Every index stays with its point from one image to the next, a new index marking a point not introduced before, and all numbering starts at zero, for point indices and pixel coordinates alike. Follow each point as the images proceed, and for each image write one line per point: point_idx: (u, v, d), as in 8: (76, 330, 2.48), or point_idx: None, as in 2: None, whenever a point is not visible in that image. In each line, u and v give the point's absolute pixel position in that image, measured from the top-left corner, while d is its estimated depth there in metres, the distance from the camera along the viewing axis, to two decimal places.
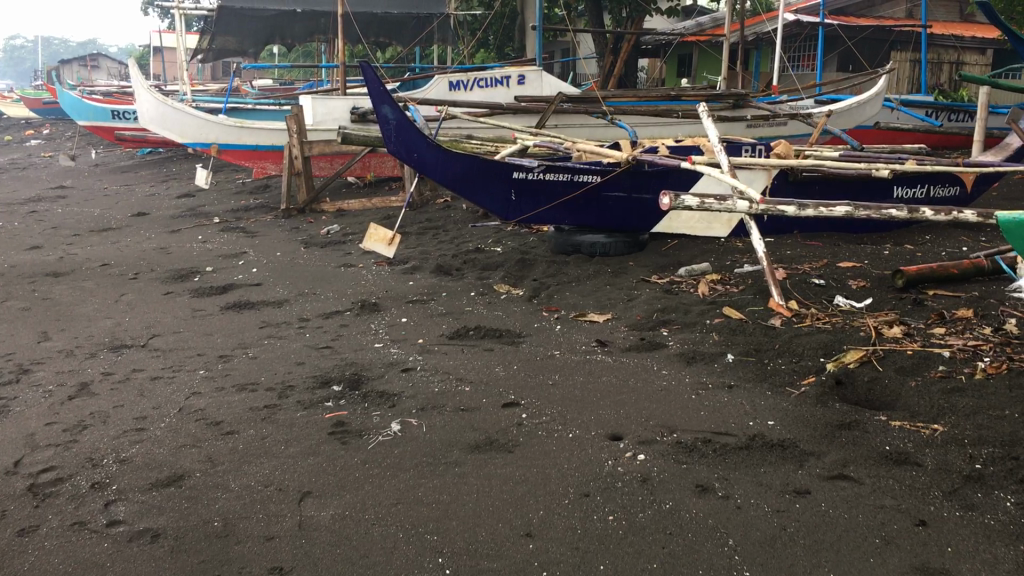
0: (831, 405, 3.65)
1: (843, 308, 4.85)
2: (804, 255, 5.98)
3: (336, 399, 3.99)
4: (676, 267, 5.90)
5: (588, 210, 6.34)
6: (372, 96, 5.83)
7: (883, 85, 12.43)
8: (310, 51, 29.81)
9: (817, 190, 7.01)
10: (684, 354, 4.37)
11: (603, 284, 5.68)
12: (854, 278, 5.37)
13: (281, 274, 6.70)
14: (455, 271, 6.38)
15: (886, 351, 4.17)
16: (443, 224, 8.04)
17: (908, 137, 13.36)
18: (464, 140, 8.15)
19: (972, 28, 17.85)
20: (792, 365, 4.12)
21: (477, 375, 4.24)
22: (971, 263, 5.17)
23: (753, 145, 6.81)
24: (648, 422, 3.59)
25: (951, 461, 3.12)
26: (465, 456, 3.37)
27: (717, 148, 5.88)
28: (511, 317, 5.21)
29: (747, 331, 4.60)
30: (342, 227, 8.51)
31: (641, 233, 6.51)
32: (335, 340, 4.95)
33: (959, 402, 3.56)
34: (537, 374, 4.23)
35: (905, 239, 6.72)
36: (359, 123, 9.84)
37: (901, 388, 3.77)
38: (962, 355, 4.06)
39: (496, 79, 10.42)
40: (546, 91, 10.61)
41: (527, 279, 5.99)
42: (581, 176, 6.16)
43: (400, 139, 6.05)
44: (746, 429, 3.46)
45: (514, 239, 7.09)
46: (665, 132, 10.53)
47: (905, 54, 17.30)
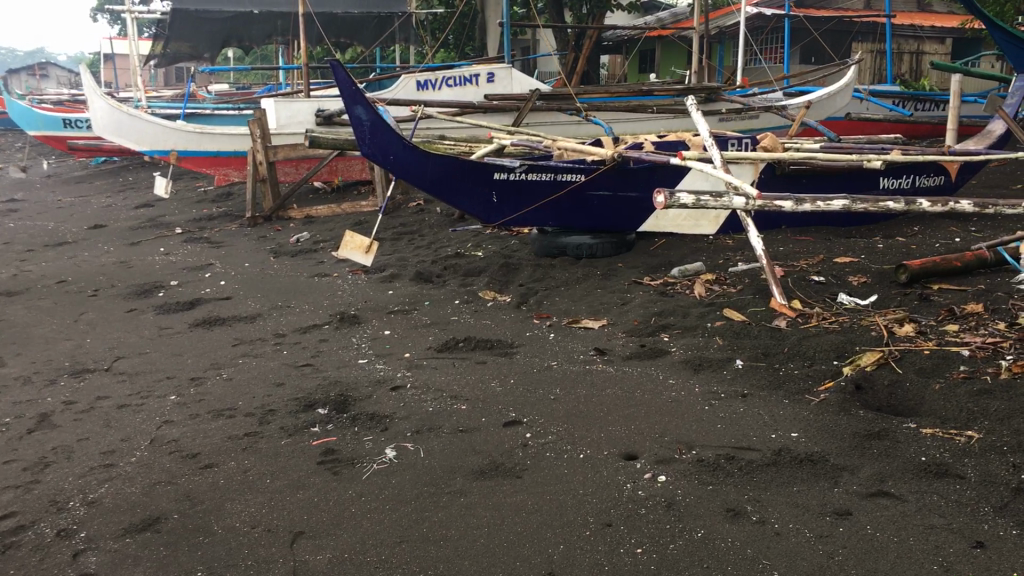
0: (855, 413, 3.43)
1: (849, 306, 4.64)
2: (798, 252, 5.78)
3: (322, 424, 3.70)
4: (667, 268, 5.67)
5: (572, 210, 6.11)
6: (344, 96, 5.51)
7: (853, 75, 12.33)
8: (266, 54, 29.31)
9: (803, 183, 6.83)
10: (690, 361, 4.13)
11: (594, 288, 5.44)
12: (854, 274, 5.17)
13: (252, 287, 6.37)
14: (435, 278, 6.10)
15: (902, 352, 3.96)
16: (417, 229, 7.75)
17: (877, 127, 13.30)
18: (437, 141, 7.87)
19: (931, 17, 17.88)
20: (805, 369, 3.90)
21: (472, 392, 3.96)
22: (974, 255, 4.99)
23: (739, 139, 6.60)
24: (664, 438, 3.35)
25: (994, 471, 2.89)
26: (470, 484, 3.10)
27: (708, 143, 5.66)
28: (500, 326, 4.95)
29: (752, 334, 4.38)
30: (312, 234, 8.18)
31: (628, 233, 6.29)
32: (315, 357, 4.65)
33: (990, 405, 3.35)
34: (538, 388, 3.98)
35: (895, 230, 6.55)
36: (325, 126, 9.54)
37: (924, 392, 3.56)
38: (983, 353, 3.85)
39: (466, 77, 10.12)
40: (516, 89, 10.35)
41: (513, 284, 5.73)
42: (564, 176, 5.92)
43: (375, 140, 5.72)
44: (769, 443, 3.23)
45: (494, 242, 6.83)
46: (639, 128, 10.32)
47: (867, 45, 17.28)
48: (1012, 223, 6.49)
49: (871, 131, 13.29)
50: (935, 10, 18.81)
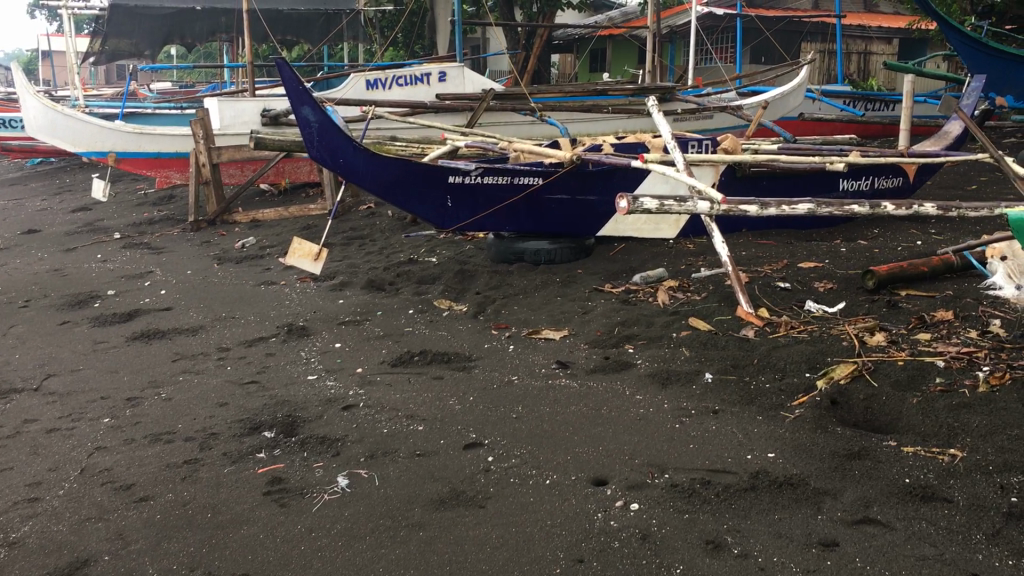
0: (832, 430, 3.28)
1: (817, 314, 4.51)
2: (760, 256, 5.66)
3: (269, 449, 3.45)
4: (629, 275, 5.50)
5: (530, 215, 5.92)
6: (290, 97, 5.24)
7: (805, 76, 12.33)
8: (210, 52, 28.75)
9: (763, 186, 6.73)
10: (657, 375, 3.95)
11: (554, 296, 5.25)
12: (819, 280, 5.05)
13: (194, 296, 6.06)
14: (388, 285, 5.86)
15: (875, 363, 3.83)
16: (368, 234, 7.50)
17: (828, 127, 13.34)
18: (389, 142, 7.63)
19: (878, 18, 18.03)
20: (777, 383, 3.75)
21: (430, 411, 3.74)
22: (940, 260, 4.90)
23: (699, 140, 6.44)
24: (634, 460, 3.16)
25: (982, 493, 2.75)
26: (429, 516, 2.88)
27: (669, 145, 5.51)
28: (458, 337, 4.73)
29: (720, 344, 4.22)
30: (258, 239, 7.88)
31: (587, 237, 6.13)
32: (261, 374, 4.38)
33: (971, 421, 3.22)
34: (499, 406, 3.77)
35: (856, 233, 6.48)
36: (271, 126, 9.22)
37: (901, 406, 3.42)
38: (958, 364, 3.73)
39: (417, 76, 9.88)
40: (468, 88, 10.14)
41: (469, 292, 5.51)
42: (521, 178, 5.72)
43: (323, 143, 5.45)
44: (745, 465, 3.06)
45: (449, 247, 6.62)
46: (595, 129, 10.19)
47: (816, 46, 17.37)
48: (970, 225, 6.45)
49: (823, 131, 13.28)
50: (880, 10, 18.97)
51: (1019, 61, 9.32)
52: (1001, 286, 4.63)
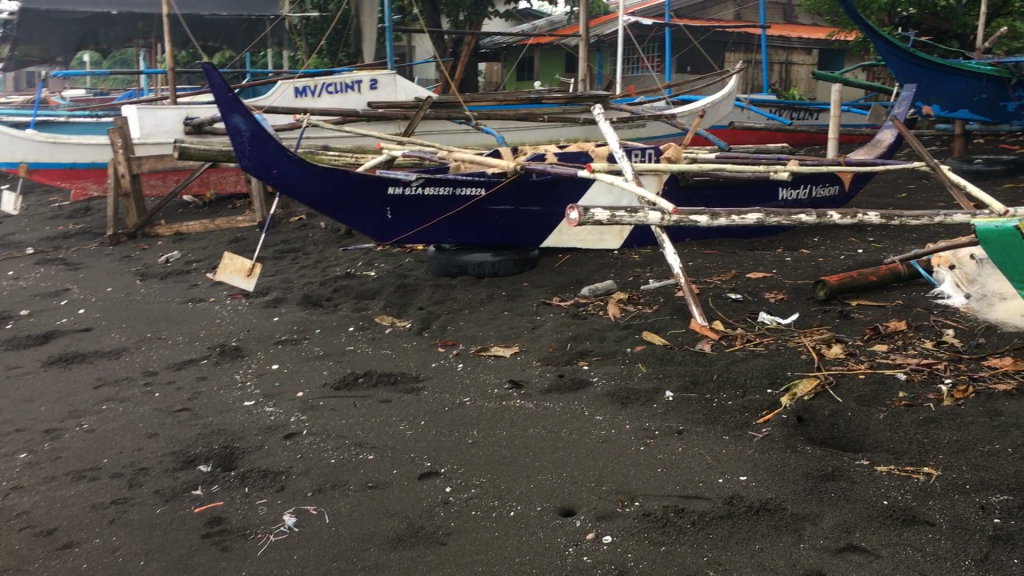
0: (802, 449, 3.17)
1: (771, 326, 4.43)
2: (707, 266, 5.58)
3: (207, 484, 3.19)
4: (575, 287, 5.37)
5: (472, 227, 5.75)
6: (220, 104, 4.95)
7: (734, 85, 12.42)
8: (126, 58, 27.82)
9: (704, 195, 6.68)
10: (615, 394, 3.81)
11: (500, 310, 5.08)
12: (769, 291, 4.99)
13: (117, 315, 5.71)
14: (325, 302, 5.61)
15: (836, 376, 3.75)
16: (300, 247, 7.22)
17: (756, 135, 13.47)
18: (321, 151, 7.37)
19: (798, 29, 18.36)
20: (740, 400, 3.63)
21: (380, 438, 3.51)
22: (888, 269, 4.87)
23: (642, 149, 6.36)
24: (602, 488, 3.00)
25: (964, 515, 2.66)
26: (387, 556, 2.67)
27: (617, 154, 5.39)
28: (402, 356, 4.53)
29: (677, 360, 4.11)
30: (183, 254, 7.53)
31: (530, 249, 5.99)
32: (193, 401, 4.10)
33: (942, 437, 3.14)
34: (453, 430, 3.57)
35: (796, 242, 6.47)
36: (194, 135, 8.91)
37: (868, 422, 3.34)
38: (919, 376, 3.66)
39: (347, 84, 9.62)
40: (400, 96, 9.91)
41: (411, 308, 5.31)
42: (463, 190, 5.54)
43: (255, 153, 5.17)
44: (718, 490, 2.92)
45: (387, 260, 6.40)
46: (528, 138, 10.07)
47: (740, 56, 17.60)
48: (907, 233, 6.49)
49: (750, 140, 13.47)
50: (800, 22, 19.34)
51: (947, 73, 9.26)
52: (950, 295, 4.62)
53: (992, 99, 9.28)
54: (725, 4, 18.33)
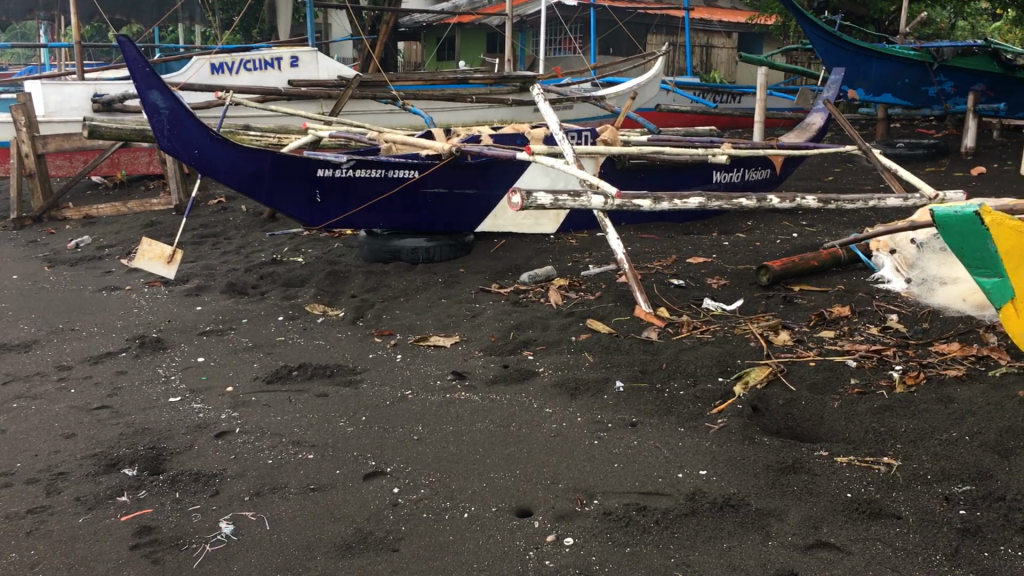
0: (760, 441, 3.08)
1: (716, 312, 4.37)
2: (647, 251, 5.51)
3: (133, 490, 2.95)
4: (514, 274, 5.23)
5: (405, 210, 5.54)
6: (136, 79, 4.62)
7: (660, 67, 12.41)
8: (22, 31, 26.56)
9: (641, 178, 6.61)
10: (563, 385, 3.69)
11: (437, 298, 4.91)
12: (711, 276, 4.94)
13: (24, 305, 5.34)
14: (251, 289, 5.35)
15: (787, 364, 3.69)
16: (221, 231, 6.91)
17: (680, 118, 13.52)
18: (242, 131, 7.04)
19: (718, 12, 18.52)
20: (692, 390, 3.54)
21: (319, 436, 3.32)
22: (829, 253, 4.86)
23: (579, 131, 6.24)
24: (558, 485, 2.87)
25: (929, 507, 2.60)
26: (335, 565, 2.49)
27: (557, 137, 5.25)
28: (337, 347, 4.33)
29: (624, 349, 4.01)
30: (95, 238, 7.13)
31: (465, 234, 5.81)
32: (113, 397, 3.82)
33: (899, 425, 3.10)
34: (396, 425, 3.40)
35: (731, 226, 6.46)
36: (104, 113, 8.43)
37: (822, 411, 3.28)
38: (870, 363, 3.63)
39: (267, 61, 9.25)
40: (322, 74, 9.59)
41: (344, 295, 5.10)
42: (395, 172, 5.33)
43: (175, 132, 4.85)
44: (678, 486, 2.81)
45: (315, 246, 6.16)
46: (456, 118, 9.88)
47: (662, 39, 17.66)
48: (838, 217, 6.54)
49: (674, 122, 13.53)
50: (719, 5, 19.47)
51: (873, 56, 9.40)
52: (890, 279, 4.63)
53: (914, 84, 9.54)
54: None
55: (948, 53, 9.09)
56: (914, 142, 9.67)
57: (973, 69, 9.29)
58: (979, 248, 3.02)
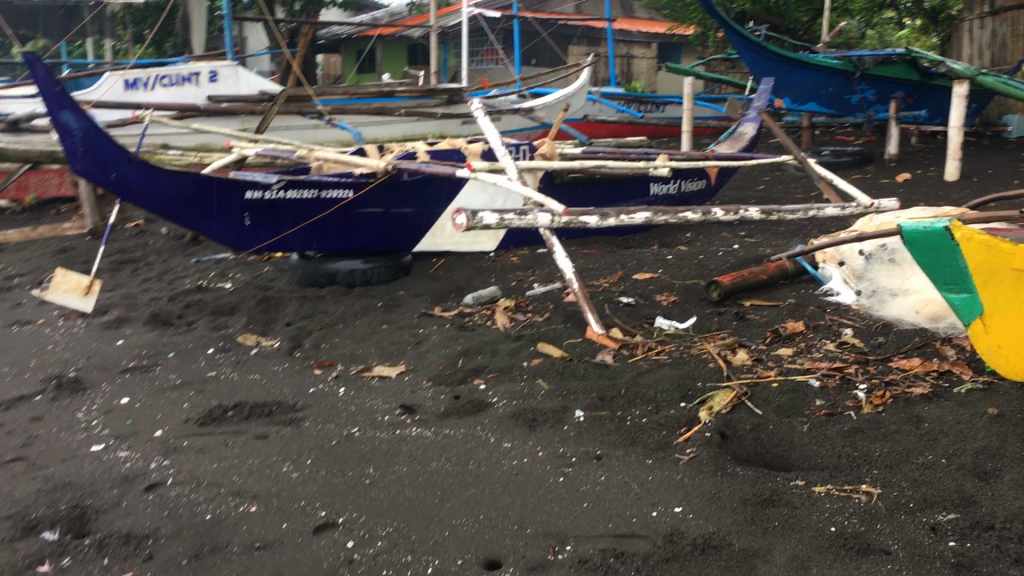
0: (733, 471, 2.94)
1: (670, 332, 4.24)
2: (592, 268, 5.37)
3: (56, 556, 2.65)
4: (456, 296, 5.04)
5: (338, 231, 5.28)
6: (46, 99, 4.31)
7: (586, 78, 12.33)
8: None
9: (578, 193, 6.47)
10: (519, 415, 3.50)
11: (378, 324, 4.69)
12: (660, 293, 4.82)
13: None
14: (176, 320, 5.03)
15: (750, 385, 3.57)
16: (140, 256, 6.53)
17: (606, 128, 13.41)
18: (160, 151, 6.70)
19: (637, 23, 18.64)
20: (655, 417, 3.39)
21: (262, 484, 3.06)
22: (776, 267, 4.78)
23: (515, 146, 6.08)
24: (526, 531, 2.68)
25: (916, 539, 2.49)
26: None
27: (499, 153, 5.07)
28: (274, 382, 4.07)
29: (579, 374, 3.84)
30: (2, 267, 6.69)
31: (402, 254, 5.59)
32: (28, 447, 3.49)
33: (873, 449, 2.99)
34: (345, 469, 3.17)
35: (670, 239, 6.38)
36: (8, 132, 7.93)
37: (791, 436, 3.16)
38: (833, 382, 3.52)
39: (183, 76, 8.87)
40: (244, 89, 9.12)
41: (277, 324, 4.84)
42: (328, 192, 5.09)
43: (91, 155, 4.54)
44: (654, 526, 2.65)
45: (243, 271, 5.86)
46: (382, 132, 9.62)
47: (583, 49, 17.69)
48: (776, 227, 6.51)
49: (600, 133, 13.44)
50: (637, 15, 19.57)
51: (799, 66, 9.43)
52: (839, 292, 4.56)
53: (838, 92, 9.63)
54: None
55: (870, 62, 9.11)
56: (840, 149, 9.79)
57: (893, 77, 9.38)
58: (949, 264, 3.00)
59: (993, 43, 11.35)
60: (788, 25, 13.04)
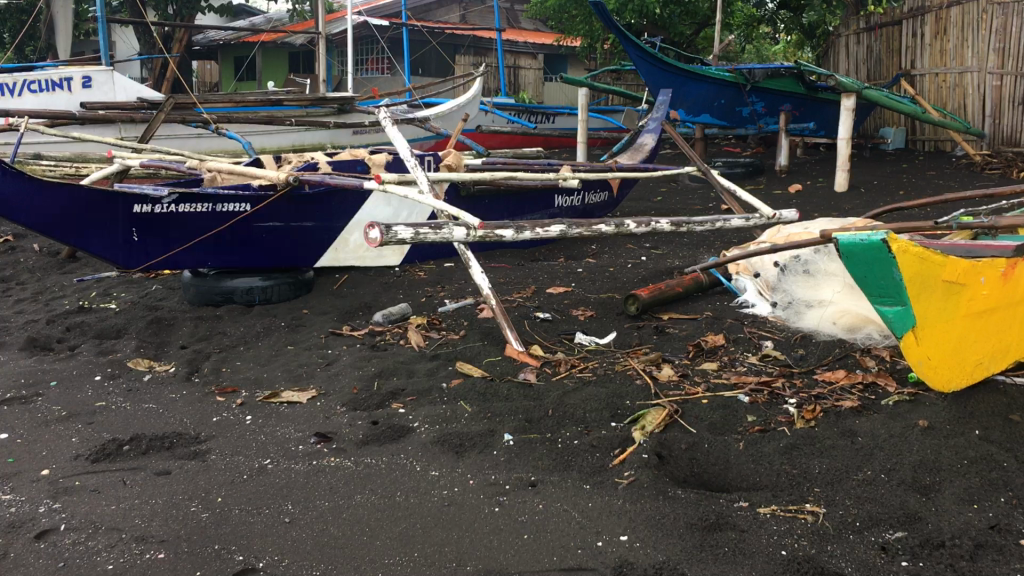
0: (675, 494, 2.82)
1: (591, 347, 4.15)
2: (504, 283, 5.25)
3: None
4: (364, 313, 4.82)
5: (235, 247, 4.97)
6: None
7: (479, 87, 12.19)
8: None
9: (483, 205, 6.34)
10: (444, 440, 3.32)
11: (282, 346, 4.43)
12: (576, 307, 4.73)
13: None
14: (57, 344, 4.63)
15: (680, 403, 3.48)
16: (12, 275, 6.04)
17: (497, 139, 13.36)
18: (32, 162, 6.22)
19: (525, 33, 18.67)
20: (587, 439, 3.25)
21: (170, 527, 2.78)
22: (692, 279, 4.75)
23: (420, 157, 5.90)
24: (467, 569, 2.51)
25: (869, 560, 2.42)
26: None
27: (410, 164, 4.87)
28: (172, 410, 3.76)
29: (503, 394, 3.69)
30: None
31: (304, 270, 5.31)
32: None
33: (812, 467, 2.93)
34: (259, 506, 2.91)
35: (577, 250, 6.32)
36: None
37: (728, 455, 3.07)
38: (763, 398, 3.47)
39: (54, 82, 8.30)
40: (120, 95, 8.65)
41: (172, 348, 4.52)
42: (224, 205, 4.80)
43: None
44: (601, 558, 2.52)
45: (130, 290, 5.48)
46: (270, 142, 9.28)
47: (472, 59, 17.60)
48: (681, 239, 6.52)
49: (492, 143, 13.36)
50: (523, 25, 19.62)
51: (692, 78, 9.55)
52: (754, 303, 4.57)
53: (729, 104, 9.83)
54: (452, 8, 18.17)
55: (759, 75, 9.40)
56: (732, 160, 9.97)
57: (782, 90, 9.66)
58: (884, 275, 2.90)
59: (869, 58, 11.81)
60: (673, 38, 13.28)
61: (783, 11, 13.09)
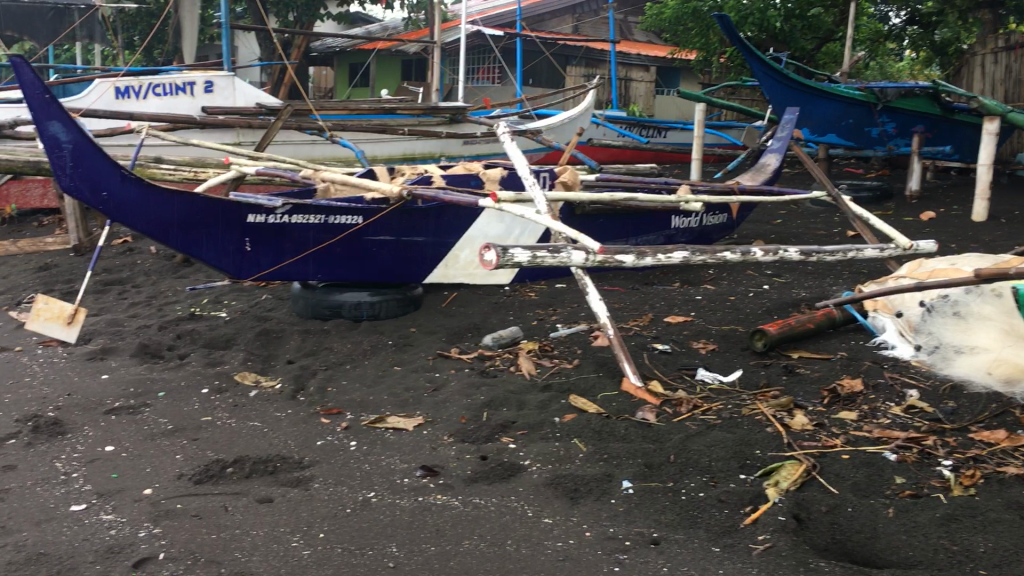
0: (818, 566, 2.53)
1: (715, 386, 3.86)
2: (620, 309, 5.00)
3: None
4: (473, 335, 4.64)
5: (345, 261, 4.86)
6: (34, 109, 3.95)
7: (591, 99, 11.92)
8: None
9: (597, 224, 6.10)
10: (558, 483, 3.10)
11: (389, 366, 4.28)
12: (696, 340, 4.45)
13: None
14: (167, 352, 4.59)
15: (817, 458, 3.16)
16: (128, 277, 6.10)
17: (606, 152, 13.10)
18: (152, 167, 6.28)
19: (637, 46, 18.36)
20: (715, 493, 2.98)
21: (269, 564, 2.63)
22: (824, 314, 4.39)
23: (535, 173, 5.69)
24: None
25: None
26: None
27: (527, 182, 4.67)
28: (277, 430, 3.64)
29: (621, 434, 3.44)
30: None
31: (413, 286, 5.16)
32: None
33: (974, 544, 2.59)
34: (363, 546, 2.74)
35: (693, 276, 6.02)
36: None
37: (876, 522, 2.75)
38: (912, 457, 3.13)
39: (178, 85, 8.40)
40: (240, 101, 8.70)
41: (279, 362, 4.42)
42: (336, 218, 4.71)
43: (81, 172, 4.15)
44: None
45: (240, 299, 5.43)
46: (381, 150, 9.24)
47: (583, 70, 17.37)
48: (804, 268, 6.15)
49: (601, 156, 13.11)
50: (636, 38, 19.30)
51: (820, 96, 9.16)
52: (895, 345, 4.19)
53: (857, 124, 9.32)
54: (565, 19, 17.99)
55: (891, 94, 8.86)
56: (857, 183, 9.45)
57: (915, 111, 9.09)
58: None
59: (1008, 78, 11.08)
60: (794, 53, 12.73)
61: (913, 26, 12.59)
